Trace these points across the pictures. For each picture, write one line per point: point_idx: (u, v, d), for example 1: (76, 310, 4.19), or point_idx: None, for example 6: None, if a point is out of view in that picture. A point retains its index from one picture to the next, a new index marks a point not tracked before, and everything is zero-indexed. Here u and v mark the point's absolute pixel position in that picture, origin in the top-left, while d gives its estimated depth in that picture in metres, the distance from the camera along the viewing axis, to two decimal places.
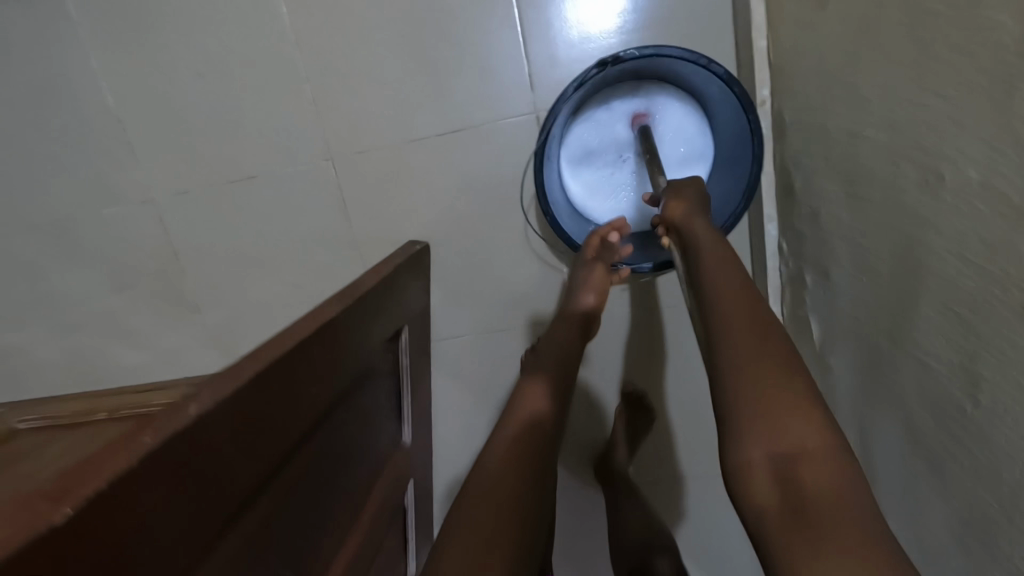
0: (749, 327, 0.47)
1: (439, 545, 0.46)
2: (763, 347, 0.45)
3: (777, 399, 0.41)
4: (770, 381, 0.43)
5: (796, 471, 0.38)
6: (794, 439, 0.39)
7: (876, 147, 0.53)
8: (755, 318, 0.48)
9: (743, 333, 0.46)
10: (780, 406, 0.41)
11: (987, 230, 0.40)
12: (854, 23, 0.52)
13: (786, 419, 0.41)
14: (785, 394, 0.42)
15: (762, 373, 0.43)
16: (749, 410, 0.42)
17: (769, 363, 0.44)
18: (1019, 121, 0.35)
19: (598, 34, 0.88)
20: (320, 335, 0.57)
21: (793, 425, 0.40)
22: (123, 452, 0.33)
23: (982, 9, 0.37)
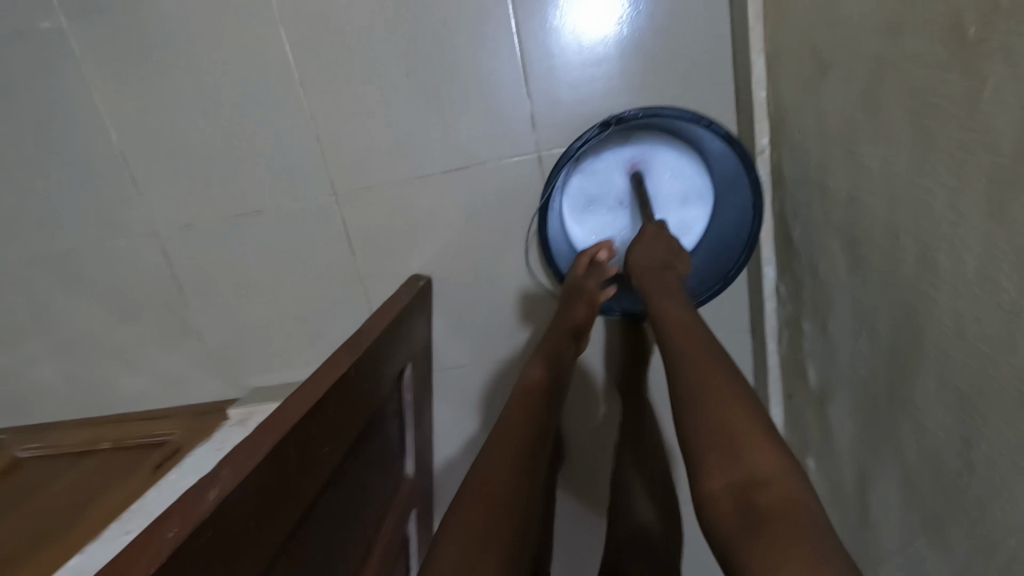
0: (705, 360, 0.52)
1: (432, 546, 0.48)
2: (716, 376, 0.50)
3: (732, 422, 0.46)
4: (724, 405, 0.47)
5: (758, 487, 0.41)
6: (751, 459, 0.43)
7: (875, 213, 0.54)
8: (706, 353, 0.53)
9: (705, 365, 0.51)
10: (738, 430, 0.45)
11: (983, 323, 0.41)
12: (859, 93, 0.53)
13: (743, 439, 0.44)
14: (742, 416, 0.46)
15: (724, 400, 0.47)
16: (708, 440, 0.46)
17: (723, 389, 0.48)
18: (1018, 229, 0.36)
19: (602, 75, 0.88)
20: (331, 397, 0.61)
21: (752, 447, 0.44)
22: (155, 548, 0.39)
23: (984, 114, 0.38)
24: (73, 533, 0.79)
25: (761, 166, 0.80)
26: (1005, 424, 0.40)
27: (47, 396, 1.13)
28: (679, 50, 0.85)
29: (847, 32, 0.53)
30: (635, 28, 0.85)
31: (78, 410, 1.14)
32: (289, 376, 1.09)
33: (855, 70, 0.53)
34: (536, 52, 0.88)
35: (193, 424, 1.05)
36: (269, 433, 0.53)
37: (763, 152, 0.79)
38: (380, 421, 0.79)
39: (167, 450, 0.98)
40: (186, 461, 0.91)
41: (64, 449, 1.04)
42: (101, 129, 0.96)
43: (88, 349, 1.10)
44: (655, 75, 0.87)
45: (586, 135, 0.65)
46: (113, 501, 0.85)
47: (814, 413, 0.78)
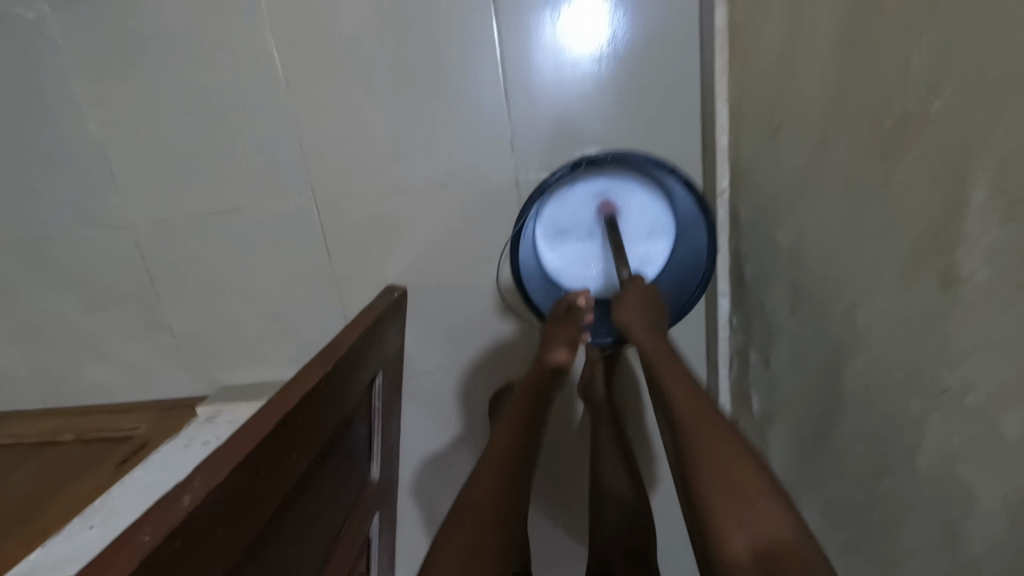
0: (695, 402, 0.54)
1: None
2: (707, 419, 0.52)
3: (728, 463, 0.47)
4: (718, 448, 0.49)
5: (757, 525, 0.43)
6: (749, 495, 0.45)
7: (812, 267, 0.59)
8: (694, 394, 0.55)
9: (694, 406, 0.54)
10: (735, 470, 0.47)
11: (885, 382, 0.47)
12: (804, 160, 0.58)
13: (739, 478, 0.46)
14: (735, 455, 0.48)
15: (716, 443, 0.49)
16: (713, 495, 0.46)
17: (717, 431, 0.50)
18: (914, 307, 0.42)
19: (583, 106, 0.90)
20: (304, 405, 0.65)
21: (749, 486, 0.45)
22: (129, 553, 0.42)
23: (892, 204, 0.43)
24: (35, 527, 0.81)
25: (721, 206, 0.86)
26: (901, 469, 0.46)
27: (12, 382, 1.13)
28: (659, 84, 0.88)
29: (797, 100, 0.58)
30: (618, 60, 0.87)
31: (45, 398, 1.14)
32: (260, 375, 1.10)
33: (803, 136, 0.57)
34: (519, 75, 0.89)
35: (160, 419, 1.06)
36: (242, 442, 0.56)
37: (723, 193, 0.85)
38: (348, 428, 0.82)
39: (133, 445, 0.99)
40: (151, 457, 0.93)
41: (28, 439, 1.05)
42: (80, 123, 0.96)
43: (58, 339, 1.09)
44: (635, 106, 0.89)
45: (557, 173, 0.72)
46: (76, 495, 0.86)
47: (757, 438, 0.84)
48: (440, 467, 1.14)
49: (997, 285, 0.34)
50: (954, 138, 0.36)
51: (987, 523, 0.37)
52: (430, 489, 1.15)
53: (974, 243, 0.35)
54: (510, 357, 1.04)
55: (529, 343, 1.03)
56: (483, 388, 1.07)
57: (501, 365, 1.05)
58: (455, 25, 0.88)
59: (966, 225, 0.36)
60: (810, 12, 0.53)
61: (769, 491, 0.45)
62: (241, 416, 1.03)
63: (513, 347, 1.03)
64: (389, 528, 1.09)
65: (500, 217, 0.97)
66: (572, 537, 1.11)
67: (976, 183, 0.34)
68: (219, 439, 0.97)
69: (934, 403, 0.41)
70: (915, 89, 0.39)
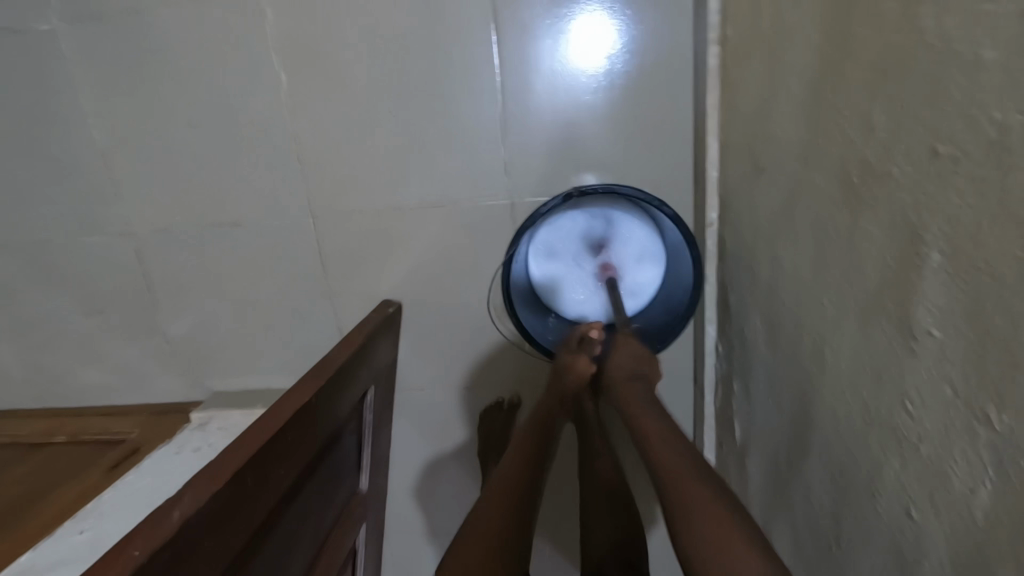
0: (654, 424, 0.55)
1: None
2: (662, 436, 0.53)
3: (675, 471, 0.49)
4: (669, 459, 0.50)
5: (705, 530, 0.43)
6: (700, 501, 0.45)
7: (789, 304, 0.61)
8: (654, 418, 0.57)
9: (654, 427, 0.55)
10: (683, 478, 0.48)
11: (850, 420, 0.49)
12: (782, 201, 0.60)
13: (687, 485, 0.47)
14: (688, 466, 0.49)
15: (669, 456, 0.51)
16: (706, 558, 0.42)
17: (672, 447, 0.52)
18: (876, 353, 0.44)
19: (578, 132, 0.92)
20: (294, 421, 0.66)
21: (698, 493, 0.46)
22: (119, 566, 0.44)
23: (857, 254, 0.46)
24: (24, 529, 0.82)
25: (709, 236, 0.90)
26: (864, 507, 0.48)
27: (8, 382, 1.14)
28: (651, 116, 0.90)
29: (778, 144, 0.60)
30: (612, 90, 0.90)
31: (40, 399, 1.15)
32: (254, 383, 1.12)
33: (782, 178, 0.60)
34: (516, 103, 0.91)
35: (154, 423, 1.08)
36: (231, 458, 0.57)
37: (712, 226, 0.90)
38: (337, 442, 0.84)
39: (125, 449, 1.01)
40: (143, 463, 0.94)
41: (22, 438, 1.06)
42: (87, 131, 0.98)
43: (55, 341, 1.11)
44: (627, 136, 0.91)
45: (548, 204, 0.74)
46: (66, 498, 0.87)
47: (737, 464, 0.86)
48: (427, 480, 1.15)
49: (948, 343, 0.36)
50: (912, 200, 0.38)
51: (937, 566, 0.39)
52: (418, 501, 1.17)
53: (926, 298, 0.37)
54: (500, 374, 1.06)
55: (518, 360, 1.05)
56: (473, 403, 1.08)
57: (491, 382, 1.07)
58: (455, 51, 0.90)
59: (920, 283, 0.38)
60: (790, 63, 0.56)
61: (719, 499, 0.46)
62: (233, 424, 1.04)
63: (503, 364, 1.05)
64: (376, 538, 1.10)
65: (494, 238, 0.99)
66: (556, 552, 1.13)
67: (930, 246, 0.36)
68: (210, 446, 0.98)
69: (893, 447, 0.43)
70: (878, 150, 0.41)
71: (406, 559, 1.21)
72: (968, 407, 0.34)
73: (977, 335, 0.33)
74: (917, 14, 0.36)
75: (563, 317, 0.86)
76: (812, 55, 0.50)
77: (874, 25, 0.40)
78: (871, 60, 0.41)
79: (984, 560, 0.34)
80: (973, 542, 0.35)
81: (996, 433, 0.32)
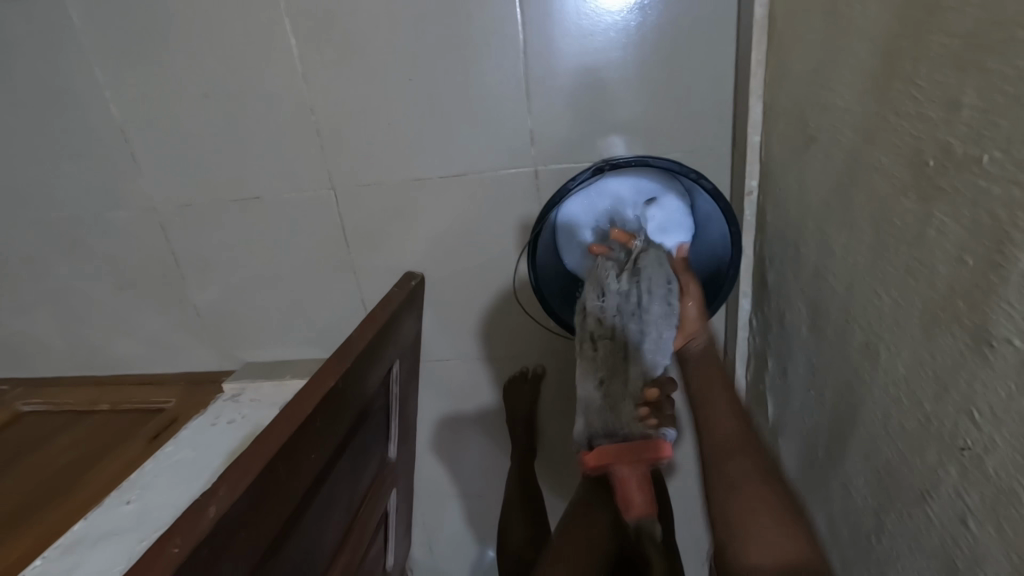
0: (746, 471, 0.51)
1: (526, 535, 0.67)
2: (751, 476, 0.51)
3: (763, 500, 0.48)
4: (753, 487, 0.50)
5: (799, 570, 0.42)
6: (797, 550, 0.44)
7: (836, 290, 0.57)
8: (745, 448, 0.54)
9: (758, 491, 0.49)
10: (768, 505, 0.48)
11: (903, 419, 0.46)
12: (834, 179, 0.55)
13: (764, 506, 0.48)
14: (770, 495, 0.49)
15: (752, 494, 0.49)
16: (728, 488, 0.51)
17: (770, 495, 0.49)
18: (939, 355, 0.40)
19: (610, 92, 0.85)
20: (322, 406, 0.66)
21: (784, 528, 0.46)
22: (162, 563, 0.44)
23: (923, 245, 0.41)
24: (75, 496, 0.86)
25: (748, 207, 0.86)
26: (911, 511, 0.46)
27: (49, 352, 1.18)
28: (686, 75, 0.83)
29: (834, 115, 0.54)
30: (646, 49, 0.83)
31: (82, 370, 1.19)
32: (282, 353, 1.13)
33: (836, 154, 0.55)
34: (540, 63, 0.85)
35: (189, 393, 1.11)
36: (263, 446, 0.57)
37: (751, 194, 0.85)
38: (365, 418, 0.84)
39: (164, 419, 1.04)
40: (181, 433, 0.98)
41: (67, 405, 1.11)
42: (100, 104, 0.96)
43: (91, 316, 1.14)
44: (661, 99, 0.85)
45: (577, 179, 0.70)
46: (112, 467, 0.91)
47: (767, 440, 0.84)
48: (457, 444, 1.18)
49: None
50: (999, 193, 0.34)
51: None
52: (446, 464, 1.20)
53: (1009, 307, 0.33)
54: (528, 345, 1.05)
55: (545, 333, 1.04)
56: (501, 374, 1.09)
57: (518, 353, 1.06)
58: (475, 10, 0.84)
59: (1003, 287, 0.34)
60: (855, 21, 0.49)
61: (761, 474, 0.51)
62: (263, 395, 1.06)
63: (530, 337, 1.05)
64: (406, 501, 1.14)
65: (517, 208, 0.95)
66: None
67: (1019, 248, 0.32)
68: (243, 416, 1.00)
69: (952, 456, 0.40)
70: (961, 132, 0.36)
71: (437, 517, 1.26)
72: None
73: None
74: None
75: None
76: (884, 14, 0.44)
77: None
78: (962, 26, 0.35)
79: None
80: None
81: None
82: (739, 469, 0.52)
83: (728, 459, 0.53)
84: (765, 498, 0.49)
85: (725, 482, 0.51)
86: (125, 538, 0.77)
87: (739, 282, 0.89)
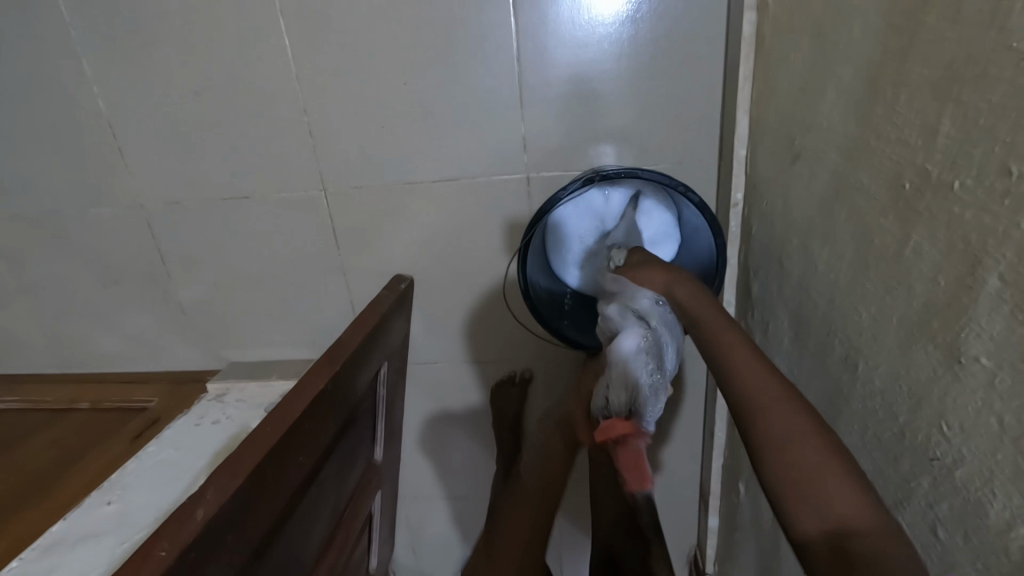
0: (792, 420, 0.43)
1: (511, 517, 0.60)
2: (799, 425, 0.43)
3: (809, 452, 0.41)
4: (797, 439, 0.42)
5: (854, 539, 0.36)
6: (853, 511, 0.38)
7: (817, 303, 0.59)
8: (781, 392, 0.45)
9: (800, 433, 0.42)
10: (816, 458, 0.41)
11: (880, 431, 0.47)
12: (818, 195, 0.57)
13: (814, 463, 0.40)
14: (814, 447, 0.41)
15: (800, 448, 0.42)
16: (768, 445, 0.43)
17: (819, 446, 0.41)
18: (913, 370, 0.42)
19: (603, 102, 0.87)
20: (311, 410, 0.66)
21: (838, 487, 0.39)
22: (149, 565, 0.44)
23: (901, 264, 0.43)
24: (53, 497, 0.85)
25: (734, 218, 0.88)
26: None
27: (28, 348, 1.16)
28: (677, 88, 0.85)
29: (819, 134, 0.56)
30: (639, 61, 0.84)
31: (62, 367, 1.17)
32: (269, 354, 1.13)
33: (819, 171, 0.56)
34: (533, 72, 0.86)
35: (172, 393, 1.10)
36: (252, 449, 0.57)
37: (736, 206, 0.87)
38: (353, 420, 0.84)
39: (147, 418, 1.03)
40: (164, 433, 0.96)
41: (45, 404, 1.09)
42: (87, 98, 0.94)
43: (73, 312, 1.12)
44: (652, 110, 0.87)
45: (568, 190, 0.70)
46: (92, 468, 0.90)
47: None
48: (443, 447, 1.18)
49: (997, 374, 0.34)
50: (972, 219, 0.35)
51: None
52: (431, 465, 1.20)
53: (980, 326, 0.35)
54: (516, 349, 1.06)
55: (533, 338, 1.05)
56: (488, 377, 1.09)
57: (506, 357, 1.07)
58: (469, 17, 0.84)
59: (973, 309, 0.35)
60: (840, 45, 0.51)
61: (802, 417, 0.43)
62: (248, 395, 1.05)
63: (518, 341, 1.06)
64: (391, 503, 1.14)
65: (508, 214, 0.96)
66: (565, 520, 1.17)
67: (989, 271, 0.34)
68: (228, 417, 1.00)
69: (924, 467, 0.42)
70: (937, 159, 0.38)
71: (421, 519, 1.26)
72: (1014, 445, 0.33)
73: None
74: (1004, 9, 0.32)
75: (579, 296, 0.84)
76: (867, 40, 0.46)
77: (947, 17, 0.36)
78: (940, 58, 0.37)
79: None
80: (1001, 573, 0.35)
81: None
82: (780, 416, 0.44)
83: (765, 405, 0.45)
84: (813, 450, 0.41)
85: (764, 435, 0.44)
86: (106, 540, 0.76)
87: (724, 291, 0.91)
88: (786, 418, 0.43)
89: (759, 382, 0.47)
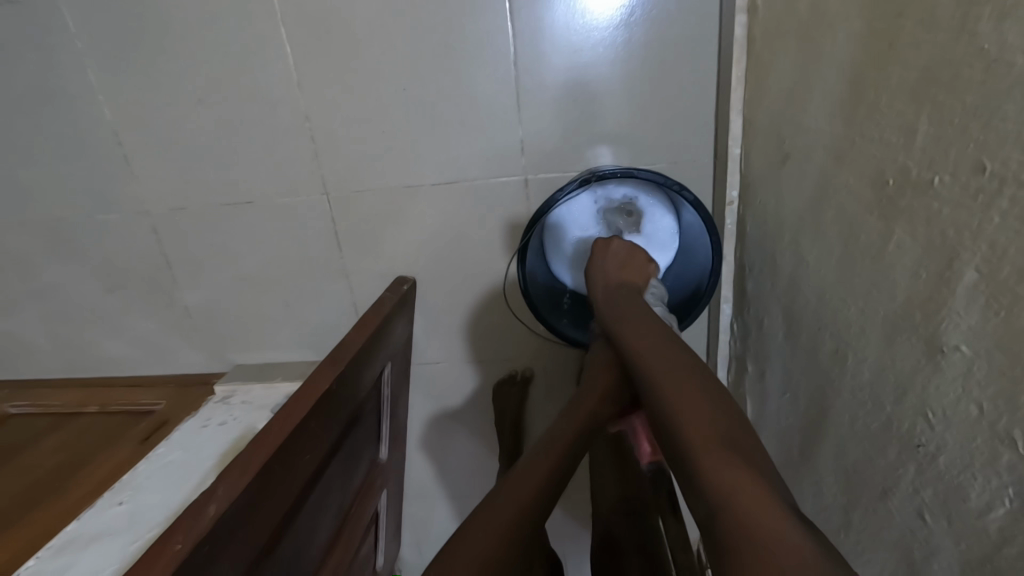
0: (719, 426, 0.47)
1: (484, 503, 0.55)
2: (717, 432, 0.47)
3: (716, 457, 0.44)
4: (713, 446, 0.45)
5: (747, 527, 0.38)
6: (741, 490, 0.41)
7: (808, 299, 0.60)
8: (707, 409, 0.49)
9: (720, 440, 0.46)
10: (720, 461, 0.44)
11: (868, 421, 0.49)
12: (807, 194, 0.58)
13: (726, 460, 0.44)
14: (727, 451, 0.44)
15: (724, 452, 0.45)
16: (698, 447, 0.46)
17: (726, 447, 0.45)
18: (898, 363, 0.44)
19: (598, 104, 0.88)
20: (316, 409, 0.68)
21: (736, 478, 0.42)
22: (165, 559, 0.46)
23: (884, 259, 0.44)
24: (66, 498, 0.86)
25: (728, 216, 0.90)
26: (875, 506, 0.49)
27: (35, 353, 1.18)
28: (671, 89, 0.87)
29: (806, 133, 0.57)
30: (633, 64, 0.86)
31: (70, 372, 1.19)
32: (274, 356, 1.15)
33: (808, 170, 0.58)
34: (529, 77, 0.88)
35: (179, 396, 1.11)
36: (261, 447, 0.59)
37: (732, 205, 0.89)
38: (357, 419, 0.86)
39: (155, 421, 1.05)
40: (172, 434, 0.98)
41: (55, 408, 1.11)
42: (92, 107, 0.96)
43: (81, 317, 1.14)
44: (647, 111, 0.88)
45: (564, 191, 0.72)
46: (103, 469, 0.91)
47: None
48: (446, 446, 1.20)
49: (975, 361, 0.35)
50: (950, 214, 0.37)
51: (945, 570, 0.40)
52: (433, 465, 1.22)
53: (957, 317, 0.37)
54: (517, 347, 1.08)
55: (534, 337, 1.07)
56: (490, 377, 1.11)
57: (507, 356, 1.09)
58: (467, 23, 0.86)
59: (952, 301, 0.37)
60: (824, 47, 0.53)
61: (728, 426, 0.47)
62: (254, 397, 1.07)
63: (518, 341, 1.07)
64: (395, 502, 1.15)
65: (508, 215, 0.97)
66: (568, 517, 1.19)
67: (966, 263, 0.35)
68: (235, 418, 1.01)
69: (910, 454, 0.43)
70: (917, 158, 0.40)
71: (425, 517, 1.28)
72: (994, 430, 0.34)
73: (1005, 362, 0.33)
74: (975, 15, 0.34)
75: (578, 295, 0.86)
76: (851, 43, 0.48)
77: (923, 21, 0.38)
78: (917, 61, 0.39)
79: (996, 574, 0.35)
80: (985, 556, 0.36)
81: (1019, 457, 0.32)
82: (699, 424, 0.48)
83: (684, 414, 0.49)
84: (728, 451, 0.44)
85: (682, 439, 0.48)
86: (117, 539, 0.77)
87: (720, 289, 0.93)
88: (705, 427, 0.47)
89: (685, 393, 0.51)
